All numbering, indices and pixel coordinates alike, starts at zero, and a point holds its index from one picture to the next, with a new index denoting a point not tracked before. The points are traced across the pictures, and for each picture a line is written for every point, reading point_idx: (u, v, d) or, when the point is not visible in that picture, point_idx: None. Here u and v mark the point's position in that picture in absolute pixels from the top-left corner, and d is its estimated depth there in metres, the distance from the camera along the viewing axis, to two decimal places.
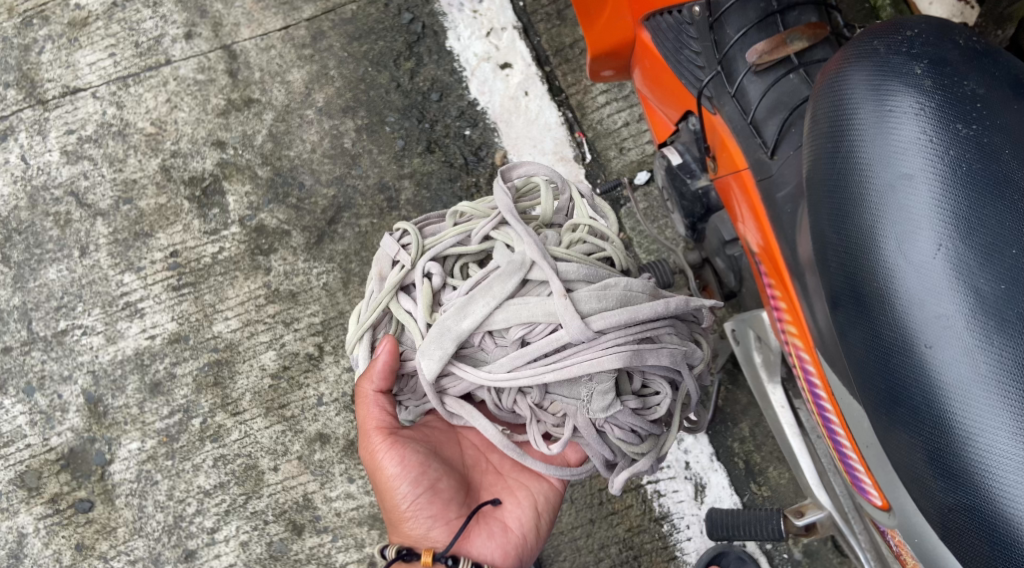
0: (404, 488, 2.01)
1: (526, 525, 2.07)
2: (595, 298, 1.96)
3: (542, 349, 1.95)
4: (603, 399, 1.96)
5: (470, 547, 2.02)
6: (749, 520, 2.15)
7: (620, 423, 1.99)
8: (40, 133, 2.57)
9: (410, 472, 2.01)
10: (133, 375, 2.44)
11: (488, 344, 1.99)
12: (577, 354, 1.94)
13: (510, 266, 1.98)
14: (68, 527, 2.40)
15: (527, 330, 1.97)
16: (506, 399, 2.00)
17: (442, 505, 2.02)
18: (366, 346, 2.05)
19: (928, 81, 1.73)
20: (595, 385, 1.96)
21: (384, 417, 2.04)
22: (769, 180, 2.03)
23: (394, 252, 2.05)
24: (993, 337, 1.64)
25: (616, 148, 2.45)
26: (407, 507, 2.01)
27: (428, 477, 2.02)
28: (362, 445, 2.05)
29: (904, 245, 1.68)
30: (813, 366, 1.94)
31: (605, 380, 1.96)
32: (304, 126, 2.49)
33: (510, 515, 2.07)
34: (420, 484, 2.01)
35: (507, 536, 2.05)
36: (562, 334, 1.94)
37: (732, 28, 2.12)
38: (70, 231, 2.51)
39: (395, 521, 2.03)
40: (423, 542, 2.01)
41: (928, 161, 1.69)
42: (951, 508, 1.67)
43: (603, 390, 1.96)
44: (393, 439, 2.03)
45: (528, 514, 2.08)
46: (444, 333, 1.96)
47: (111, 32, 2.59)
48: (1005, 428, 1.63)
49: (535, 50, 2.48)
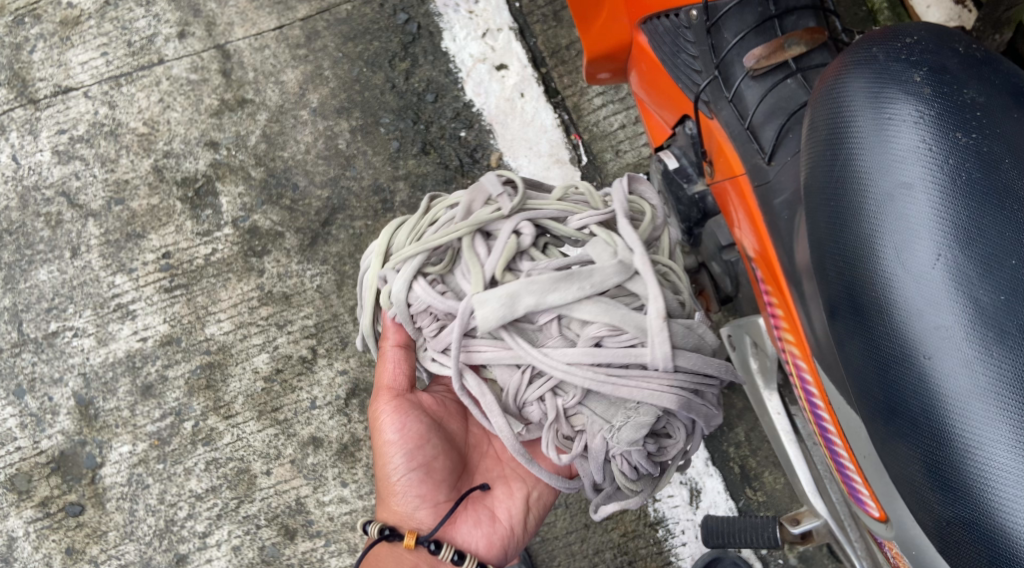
0: (400, 460, 2.03)
1: (515, 516, 2.09)
2: (683, 334, 1.91)
3: (611, 356, 1.88)
4: (631, 434, 1.89)
5: (455, 533, 2.04)
6: (745, 528, 2.13)
7: (630, 459, 1.93)
8: (31, 132, 2.55)
9: (407, 444, 2.03)
10: (125, 378, 2.42)
11: (551, 328, 1.92)
12: (638, 382, 1.89)
13: (616, 262, 1.91)
14: (58, 531, 2.39)
15: (606, 330, 1.90)
16: (534, 391, 1.93)
17: (433, 486, 2.04)
18: (413, 266, 1.95)
19: (928, 88, 1.71)
20: (630, 413, 1.90)
21: (398, 380, 2.04)
22: (765, 186, 2.02)
23: (496, 191, 1.98)
24: (992, 349, 1.62)
25: (612, 150, 2.43)
26: (399, 482, 2.03)
27: (424, 455, 2.04)
28: (371, 402, 2.07)
29: (903, 254, 1.67)
30: (809, 374, 1.93)
31: (643, 415, 1.89)
32: (298, 126, 2.47)
33: (499, 505, 2.08)
34: (416, 460, 2.03)
35: (494, 526, 2.07)
36: (640, 355, 1.88)
37: (729, 33, 2.11)
38: (61, 232, 2.49)
39: (385, 493, 2.06)
40: (408, 522, 2.04)
41: (928, 170, 1.68)
42: (949, 521, 1.66)
43: (636, 427, 1.89)
44: (400, 405, 2.05)
45: (518, 506, 2.09)
46: (514, 297, 1.88)
47: (103, 31, 2.57)
48: (1005, 441, 1.62)
49: (531, 51, 2.46)
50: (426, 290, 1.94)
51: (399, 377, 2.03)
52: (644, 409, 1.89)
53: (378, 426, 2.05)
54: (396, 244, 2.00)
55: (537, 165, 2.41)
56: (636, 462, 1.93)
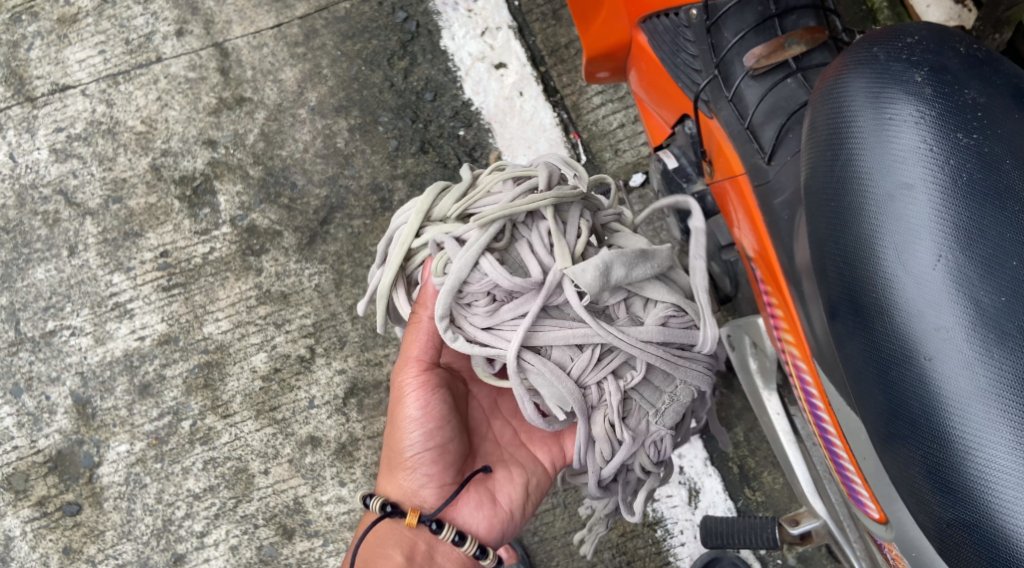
0: (415, 437, 2.01)
1: (516, 502, 2.08)
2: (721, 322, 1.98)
3: (680, 339, 1.93)
4: (672, 415, 1.95)
5: (455, 514, 2.04)
6: (744, 528, 2.13)
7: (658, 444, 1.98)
8: (29, 130, 2.54)
9: (427, 423, 2.01)
10: (122, 377, 2.41)
11: (612, 311, 1.94)
12: (689, 366, 1.94)
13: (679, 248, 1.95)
14: (55, 530, 2.38)
15: (668, 313, 1.93)
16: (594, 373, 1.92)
17: (442, 467, 2.03)
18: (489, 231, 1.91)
19: (928, 88, 1.71)
20: (671, 393, 1.95)
21: (429, 352, 2.02)
22: (765, 186, 2.01)
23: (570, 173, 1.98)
24: (993, 351, 1.62)
25: (611, 149, 2.43)
26: (410, 458, 2.02)
27: (440, 436, 2.02)
28: (398, 370, 2.04)
29: (904, 255, 1.66)
30: (809, 375, 1.92)
31: (686, 397, 1.95)
32: (297, 125, 2.47)
33: (501, 489, 2.08)
34: (431, 439, 2.01)
35: (495, 509, 2.06)
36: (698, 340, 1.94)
37: (729, 32, 2.10)
38: (59, 231, 2.48)
39: (393, 466, 2.05)
40: (411, 498, 2.03)
41: (928, 171, 1.67)
42: (950, 524, 1.65)
43: (677, 410, 1.94)
44: (428, 379, 2.03)
45: (518, 491, 2.08)
46: (606, 266, 1.87)
47: (100, 29, 2.56)
48: (1005, 444, 1.61)
49: (530, 50, 2.45)
50: (493, 264, 1.90)
51: (427, 349, 2.02)
52: (687, 389, 1.95)
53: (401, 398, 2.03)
54: (443, 209, 1.96)
55: None
56: (664, 445, 1.98)
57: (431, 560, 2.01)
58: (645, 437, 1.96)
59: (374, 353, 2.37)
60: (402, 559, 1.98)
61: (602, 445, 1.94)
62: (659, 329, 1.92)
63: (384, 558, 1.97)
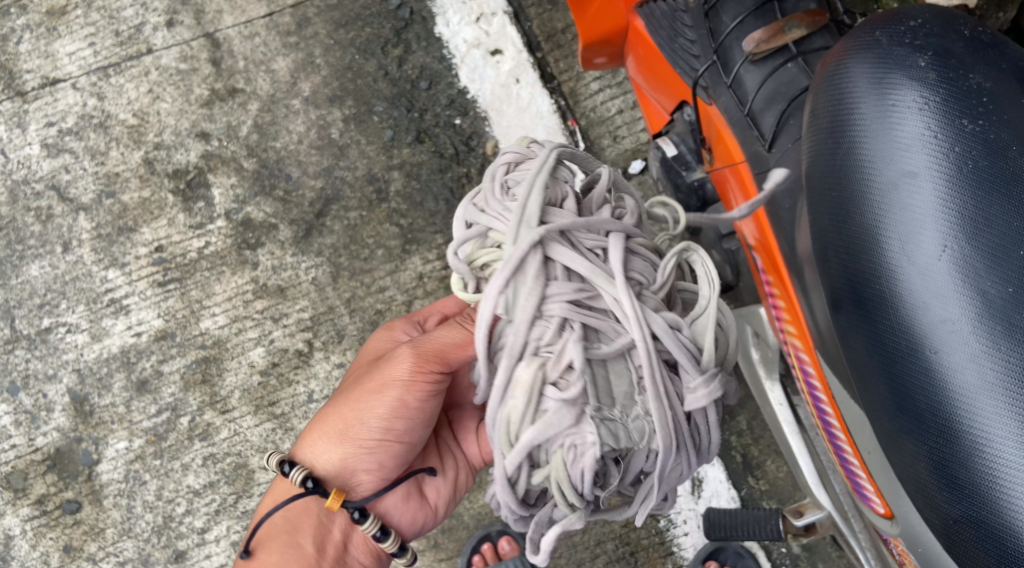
0: (395, 425, 1.95)
1: (441, 498, 2.06)
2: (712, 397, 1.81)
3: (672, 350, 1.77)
4: (610, 436, 1.75)
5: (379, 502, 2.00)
6: (747, 520, 2.11)
7: (580, 454, 1.76)
8: (20, 125, 2.51)
9: (415, 423, 1.96)
10: (119, 373, 2.39)
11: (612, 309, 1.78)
12: (668, 390, 1.77)
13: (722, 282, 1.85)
14: (55, 529, 2.37)
15: (678, 323, 1.78)
16: (558, 309, 1.75)
17: (399, 462, 1.98)
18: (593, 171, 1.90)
19: (932, 73, 1.67)
20: (619, 404, 1.76)
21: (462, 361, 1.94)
22: (767, 174, 1.98)
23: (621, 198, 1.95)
24: (1000, 343, 1.59)
25: (609, 136, 2.39)
26: (373, 440, 1.95)
27: (414, 435, 1.97)
28: (411, 352, 1.94)
29: (909, 246, 1.63)
30: (812, 366, 1.90)
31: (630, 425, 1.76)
32: (291, 116, 2.43)
33: (432, 484, 2.05)
34: (408, 435, 1.96)
35: (422, 503, 2.04)
36: (694, 377, 1.78)
37: (727, 16, 2.07)
38: (52, 227, 2.46)
39: (346, 435, 1.96)
40: (347, 475, 1.97)
41: (933, 158, 1.64)
42: (957, 520, 1.63)
43: (616, 432, 1.75)
44: (438, 381, 1.95)
45: (447, 488, 2.07)
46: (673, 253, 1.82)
47: (90, 21, 2.52)
48: (1013, 439, 1.59)
49: (526, 36, 2.41)
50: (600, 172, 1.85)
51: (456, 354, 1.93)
52: (638, 424, 1.76)
53: (401, 382, 1.94)
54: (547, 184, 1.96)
55: None
56: (585, 470, 1.76)
57: (344, 549, 1.98)
58: (571, 432, 1.75)
59: None
60: (313, 551, 1.95)
61: (519, 404, 1.75)
62: (663, 328, 1.76)
63: (294, 548, 1.95)
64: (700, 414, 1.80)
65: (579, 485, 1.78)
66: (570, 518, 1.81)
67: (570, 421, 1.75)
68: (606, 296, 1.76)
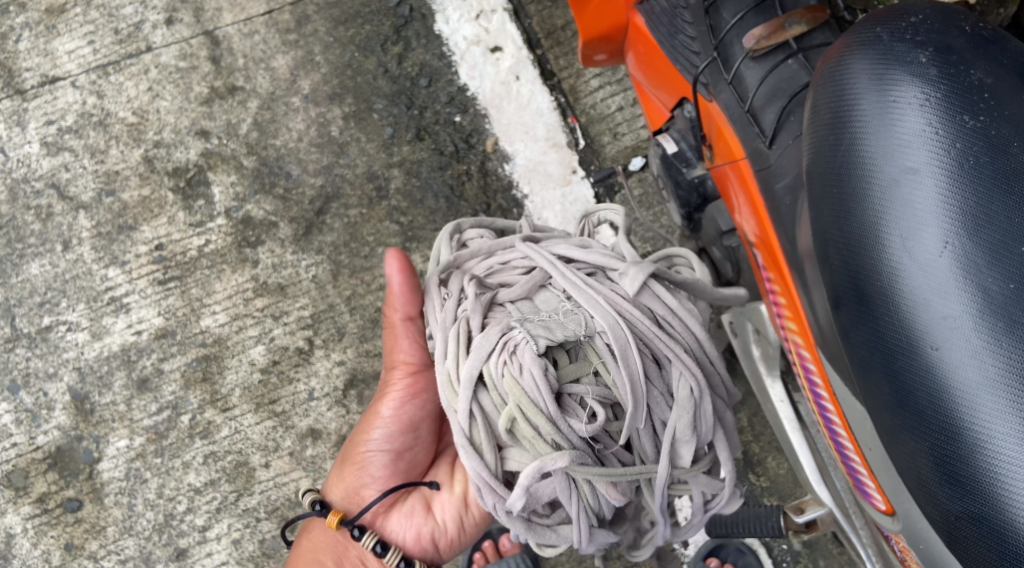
0: (376, 435, 2.03)
1: (449, 513, 2.05)
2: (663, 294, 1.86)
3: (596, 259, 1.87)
4: (550, 338, 1.81)
5: (385, 521, 2.04)
6: (748, 517, 2.13)
7: (528, 366, 1.80)
8: (19, 124, 2.50)
9: (393, 428, 2.03)
10: (120, 372, 2.39)
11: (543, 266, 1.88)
12: (601, 288, 1.84)
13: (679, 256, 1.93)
14: (56, 527, 2.37)
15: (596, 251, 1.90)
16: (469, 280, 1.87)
17: (392, 472, 2.04)
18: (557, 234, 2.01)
19: (933, 69, 1.67)
20: (559, 318, 1.83)
21: (418, 355, 2.01)
22: (768, 170, 1.97)
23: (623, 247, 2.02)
24: (1001, 339, 1.59)
25: (609, 133, 2.39)
26: (362, 454, 2.04)
27: (401, 443, 2.04)
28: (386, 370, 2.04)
29: (910, 243, 1.63)
30: (813, 362, 1.90)
31: (574, 329, 1.82)
32: (290, 114, 2.43)
33: (439, 499, 2.06)
34: (391, 442, 2.03)
35: (427, 518, 2.04)
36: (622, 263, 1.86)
37: (727, 12, 2.08)
38: (52, 225, 2.46)
39: (344, 459, 2.07)
40: (348, 496, 2.05)
41: (934, 154, 1.64)
42: (958, 517, 1.63)
43: (552, 327, 1.82)
44: (403, 386, 2.01)
45: (454, 503, 2.05)
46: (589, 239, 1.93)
47: (89, 19, 2.52)
48: (1014, 435, 1.59)
49: (526, 33, 2.41)
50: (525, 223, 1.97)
51: (418, 354, 2.01)
52: (578, 317, 1.83)
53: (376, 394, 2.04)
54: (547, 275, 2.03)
55: (533, 149, 2.37)
56: (534, 377, 1.79)
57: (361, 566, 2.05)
58: (513, 355, 1.81)
59: (372, 344, 2.35)
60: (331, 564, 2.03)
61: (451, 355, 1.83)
62: (576, 251, 1.88)
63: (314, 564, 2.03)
64: (654, 300, 1.85)
65: (543, 405, 1.79)
66: (550, 455, 1.78)
67: (497, 335, 1.82)
68: (519, 256, 1.89)
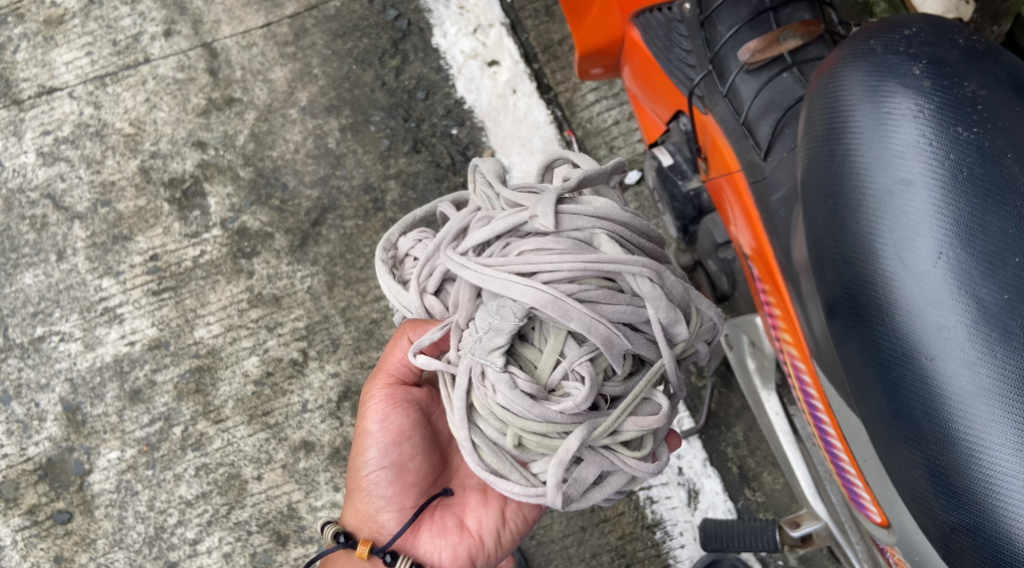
0: (369, 453, 2.01)
1: (484, 525, 2.02)
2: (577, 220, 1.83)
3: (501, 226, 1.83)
4: (497, 348, 1.79)
5: (416, 543, 2.01)
6: (744, 532, 2.10)
7: (498, 386, 1.79)
8: (16, 134, 2.51)
9: (385, 438, 2.01)
10: (112, 383, 2.38)
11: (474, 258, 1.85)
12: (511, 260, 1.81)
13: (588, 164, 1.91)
14: (46, 539, 2.34)
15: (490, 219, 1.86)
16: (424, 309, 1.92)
17: (401, 488, 2.01)
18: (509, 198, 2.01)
19: (927, 81, 1.67)
20: (495, 323, 1.79)
21: (400, 367, 2.05)
22: (763, 183, 1.97)
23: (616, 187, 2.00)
24: (996, 349, 1.58)
25: (606, 147, 2.39)
26: (365, 476, 2.01)
27: (400, 454, 2.02)
28: (368, 383, 2.07)
29: (904, 254, 1.63)
30: (808, 376, 1.89)
31: (513, 323, 1.79)
32: (287, 125, 2.43)
33: (472, 514, 2.03)
34: (387, 455, 2.01)
35: (462, 534, 2.02)
36: (525, 214, 1.83)
37: (723, 26, 2.08)
38: (47, 235, 2.45)
39: (352, 488, 2.05)
40: (369, 522, 2.02)
41: (927, 165, 1.64)
42: (954, 528, 1.62)
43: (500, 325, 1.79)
44: (385, 395, 2.03)
45: (489, 517, 2.03)
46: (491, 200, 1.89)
47: (88, 30, 2.53)
48: (1009, 445, 1.57)
49: (523, 47, 2.41)
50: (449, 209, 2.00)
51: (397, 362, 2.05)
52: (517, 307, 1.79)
53: (359, 412, 2.05)
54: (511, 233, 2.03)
55: (530, 162, 2.37)
56: (499, 388, 1.80)
57: None
58: (480, 373, 1.81)
59: (367, 356, 2.34)
60: None
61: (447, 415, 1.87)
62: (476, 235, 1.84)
63: None
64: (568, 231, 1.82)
65: (529, 413, 1.79)
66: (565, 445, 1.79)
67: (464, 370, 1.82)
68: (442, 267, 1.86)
